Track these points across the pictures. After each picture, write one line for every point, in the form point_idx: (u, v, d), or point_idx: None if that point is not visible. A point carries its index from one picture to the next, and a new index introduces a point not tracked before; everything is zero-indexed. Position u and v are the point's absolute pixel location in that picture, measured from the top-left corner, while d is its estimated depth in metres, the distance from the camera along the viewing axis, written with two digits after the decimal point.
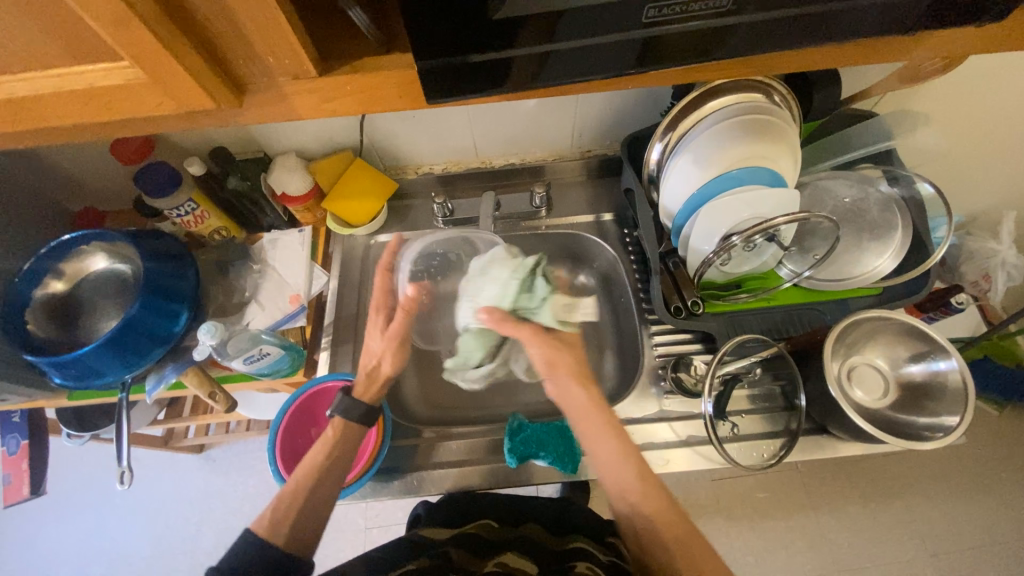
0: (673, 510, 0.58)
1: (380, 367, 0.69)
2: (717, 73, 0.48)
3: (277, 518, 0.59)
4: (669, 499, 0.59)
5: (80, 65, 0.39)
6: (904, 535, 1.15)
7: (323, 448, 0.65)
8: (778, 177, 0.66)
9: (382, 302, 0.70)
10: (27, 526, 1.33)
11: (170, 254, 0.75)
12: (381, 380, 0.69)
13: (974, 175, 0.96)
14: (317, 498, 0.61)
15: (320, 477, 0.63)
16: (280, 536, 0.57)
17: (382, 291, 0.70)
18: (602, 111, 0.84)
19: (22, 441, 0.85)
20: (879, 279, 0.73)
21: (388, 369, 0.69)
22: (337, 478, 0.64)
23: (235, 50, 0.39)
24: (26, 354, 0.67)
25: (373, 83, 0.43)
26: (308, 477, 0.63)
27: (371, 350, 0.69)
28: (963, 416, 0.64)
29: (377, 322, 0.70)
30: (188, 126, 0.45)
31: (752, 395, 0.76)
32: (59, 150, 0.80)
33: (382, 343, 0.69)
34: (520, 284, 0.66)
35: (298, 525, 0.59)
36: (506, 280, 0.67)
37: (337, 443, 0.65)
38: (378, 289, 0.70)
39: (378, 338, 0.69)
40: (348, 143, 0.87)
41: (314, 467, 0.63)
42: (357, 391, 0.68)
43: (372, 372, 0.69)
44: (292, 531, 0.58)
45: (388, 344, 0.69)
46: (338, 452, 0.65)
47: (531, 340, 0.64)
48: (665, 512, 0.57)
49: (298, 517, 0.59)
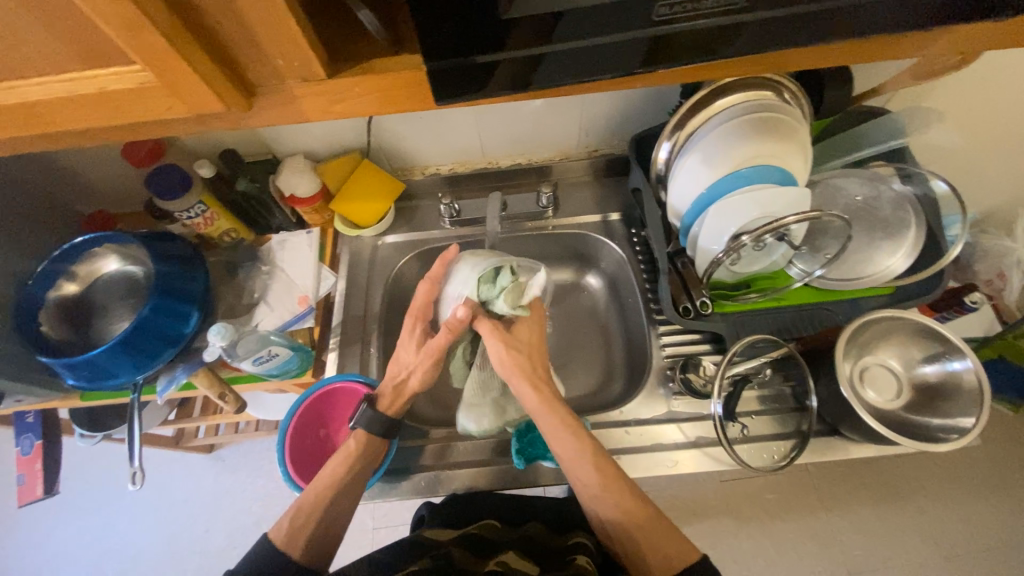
0: (635, 500, 0.61)
1: (409, 380, 0.70)
2: (727, 71, 0.47)
3: (295, 526, 0.60)
4: (631, 489, 0.62)
5: (92, 69, 0.39)
6: (918, 537, 1.14)
7: (344, 459, 0.65)
8: (789, 176, 0.65)
9: (421, 312, 0.73)
10: (41, 524, 1.35)
11: (180, 256, 0.76)
12: (406, 395, 0.70)
13: (987, 173, 0.95)
14: (337, 509, 0.63)
15: (338, 487, 0.64)
16: (297, 545, 0.59)
17: (423, 300, 0.73)
18: (609, 111, 0.84)
19: (36, 441, 0.86)
20: (891, 279, 0.72)
21: (414, 385, 0.70)
22: (355, 489, 0.65)
23: (246, 53, 0.39)
24: (40, 356, 0.68)
25: (383, 85, 0.43)
26: (328, 487, 0.64)
27: (403, 361, 0.71)
28: (978, 416, 0.63)
29: (413, 333, 0.72)
30: (199, 129, 0.46)
31: (761, 396, 0.75)
32: (72, 154, 0.81)
33: (414, 355, 0.71)
34: (483, 276, 0.71)
35: (316, 536, 0.60)
36: (471, 275, 0.72)
37: (358, 455, 0.66)
38: (421, 296, 0.73)
39: (412, 349, 0.71)
40: (355, 144, 0.88)
41: (333, 478, 0.64)
42: (382, 404, 0.69)
43: (400, 385, 0.70)
44: (309, 541, 0.60)
45: (420, 360, 0.70)
46: (358, 463, 0.66)
47: (490, 334, 0.70)
48: (625, 502, 0.61)
49: (317, 526, 0.61)
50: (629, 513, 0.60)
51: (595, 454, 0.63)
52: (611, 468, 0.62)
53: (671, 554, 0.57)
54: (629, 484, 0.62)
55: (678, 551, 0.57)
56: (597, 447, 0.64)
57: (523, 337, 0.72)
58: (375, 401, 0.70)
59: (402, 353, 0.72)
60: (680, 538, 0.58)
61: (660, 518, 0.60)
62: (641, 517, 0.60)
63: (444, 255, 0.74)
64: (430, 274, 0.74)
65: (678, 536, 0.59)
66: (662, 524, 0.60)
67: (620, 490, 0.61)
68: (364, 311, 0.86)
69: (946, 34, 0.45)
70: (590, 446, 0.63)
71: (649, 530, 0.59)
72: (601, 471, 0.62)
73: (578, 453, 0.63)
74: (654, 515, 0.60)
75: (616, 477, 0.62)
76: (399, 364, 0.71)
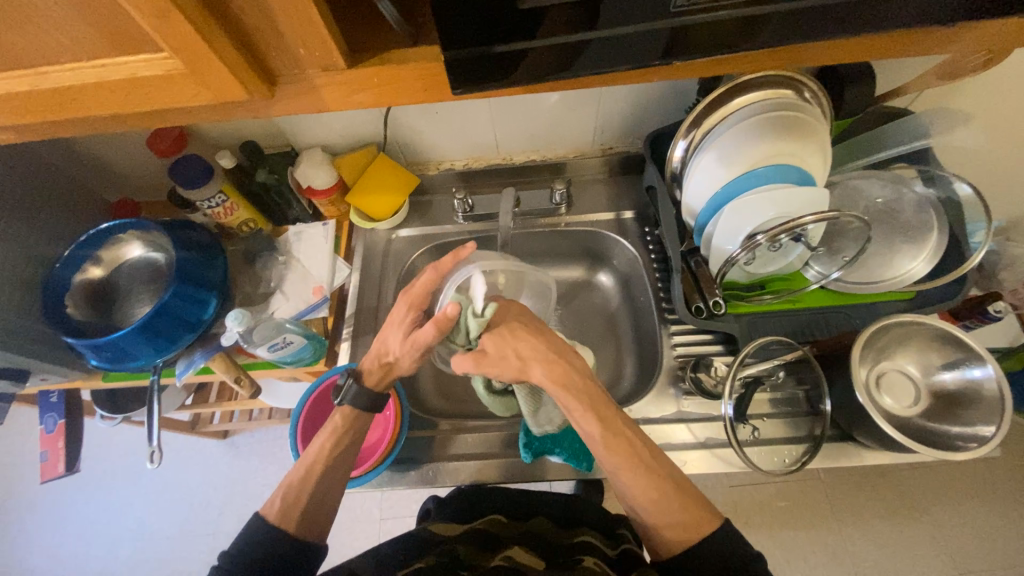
0: (652, 478, 0.58)
1: (396, 364, 0.68)
2: (748, 64, 0.47)
3: (287, 503, 0.61)
4: (656, 459, 0.60)
5: (123, 56, 0.40)
6: (933, 550, 1.11)
7: (332, 435, 0.65)
8: (806, 175, 0.64)
9: (418, 301, 0.68)
10: (62, 503, 1.40)
11: (200, 244, 0.77)
12: (394, 374, 0.69)
13: (1016, 177, 0.92)
14: (325, 485, 0.63)
15: (325, 460, 0.64)
16: (291, 522, 0.59)
17: (423, 289, 0.67)
18: (624, 107, 0.84)
19: (59, 420, 0.89)
20: (912, 283, 0.71)
21: (403, 369, 0.68)
22: (345, 459, 0.65)
23: (269, 42, 0.41)
24: (65, 336, 0.70)
25: (399, 75, 0.44)
26: (315, 462, 0.64)
27: (390, 345, 0.68)
28: (999, 426, 0.61)
29: (405, 319, 0.68)
30: (221, 117, 0.47)
31: (774, 399, 0.74)
32: (99, 141, 0.83)
33: (401, 342, 0.66)
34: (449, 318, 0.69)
35: (311, 507, 0.61)
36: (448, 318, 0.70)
37: (346, 432, 0.66)
38: (421, 284, 0.67)
39: (400, 335, 0.67)
40: (371, 138, 0.89)
41: (321, 453, 0.64)
42: (369, 380, 0.68)
43: (388, 365, 0.68)
44: (304, 515, 0.61)
45: (406, 347, 0.66)
46: (346, 438, 0.66)
47: (477, 364, 0.62)
48: (641, 480, 0.58)
49: (311, 499, 0.61)
50: (645, 489, 0.58)
51: (613, 427, 0.60)
52: (629, 444, 0.60)
53: (682, 527, 0.56)
54: (651, 459, 0.60)
55: (696, 519, 0.57)
56: (625, 416, 0.62)
57: (506, 331, 0.65)
58: (362, 377, 0.69)
59: (390, 338, 0.68)
60: (703, 508, 0.58)
61: (678, 494, 0.58)
62: (659, 495, 0.57)
63: (457, 251, 0.66)
64: (437, 263, 0.68)
65: (703, 506, 0.58)
66: (682, 497, 0.58)
67: (637, 467, 0.59)
68: (376, 303, 0.88)
69: (973, 30, 0.44)
70: (611, 419, 0.60)
71: (667, 506, 0.57)
72: (620, 447, 0.59)
73: (596, 431, 0.59)
74: (670, 491, 0.58)
75: (632, 454, 0.59)
76: (387, 344, 0.68)
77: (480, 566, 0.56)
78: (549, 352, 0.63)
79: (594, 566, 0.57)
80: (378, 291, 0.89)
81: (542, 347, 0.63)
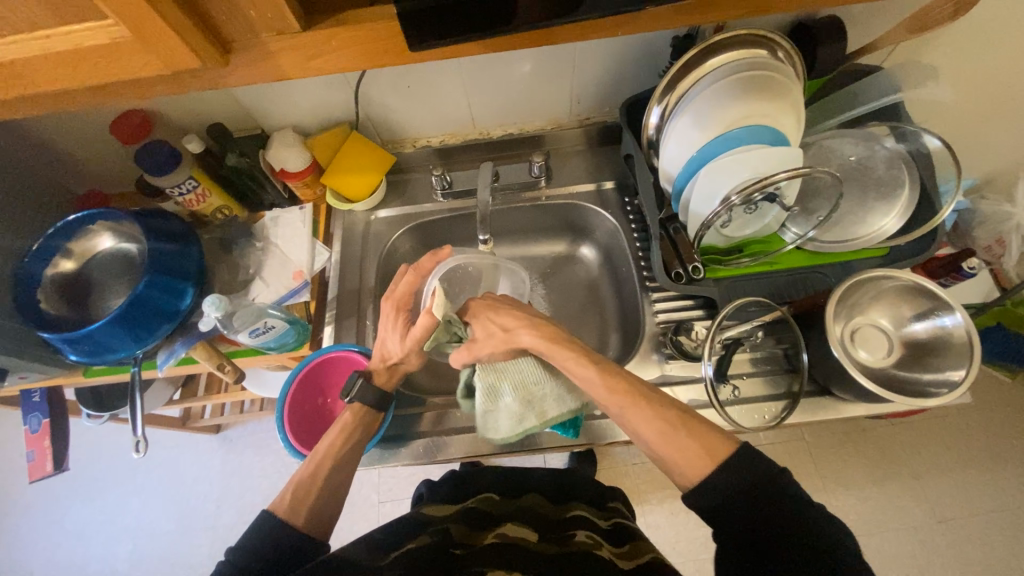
0: (654, 411, 0.56)
1: (403, 363, 0.71)
2: (730, 8, 0.46)
3: (298, 495, 0.59)
4: (656, 394, 0.58)
5: (66, 24, 0.39)
6: (914, 503, 1.16)
7: (341, 433, 0.66)
8: (781, 135, 0.64)
9: (403, 302, 0.70)
10: (55, 506, 1.39)
11: (174, 234, 0.75)
12: (401, 373, 0.72)
13: (982, 132, 0.94)
14: (337, 476, 0.62)
15: (337, 457, 0.63)
16: (299, 519, 0.57)
17: (406, 290, 0.70)
18: (600, 75, 0.82)
19: (43, 419, 0.88)
20: (885, 238, 0.72)
21: (409, 366, 0.71)
22: (356, 455, 0.65)
23: (218, 6, 0.39)
24: (39, 330, 0.68)
25: (357, 35, 0.43)
26: (327, 456, 0.63)
27: (390, 347, 0.70)
28: (969, 369, 0.63)
29: (400, 320, 0.70)
30: (178, 89, 0.46)
31: (753, 358, 0.76)
32: (61, 130, 0.80)
33: (400, 345, 0.69)
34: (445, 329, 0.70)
35: (316, 507, 0.59)
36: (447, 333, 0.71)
37: (355, 426, 0.67)
38: (405, 285, 0.70)
39: (397, 337, 0.69)
40: (344, 116, 0.87)
41: (332, 449, 0.64)
42: (379, 380, 0.70)
43: (395, 366, 0.71)
44: (313, 510, 0.58)
45: (407, 345, 0.68)
46: (355, 436, 0.66)
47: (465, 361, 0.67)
48: (650, 417, 0.56)
49: (321, 494, 0.60)
50: (650, 423, 0.56)
51: (610, 370, 0.59)
52: (625, 382, 0.58)
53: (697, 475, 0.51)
54: (653, 396, 0.57)
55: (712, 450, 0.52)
56: (605, 363, 0.60)
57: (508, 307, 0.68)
58: (371, 376, 0.70)
59: (389, 340, 0.70)
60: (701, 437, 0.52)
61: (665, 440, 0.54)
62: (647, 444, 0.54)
63: (437, 252, 0.71)
64: (418, 265, 0.71)
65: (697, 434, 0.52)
66: (681, 429, 0.54)
67: (641, 404, 0.56)
68: (358, 284, 0.87)
69: None
70: (608, 363, 0.60)
71: (674, 438, 0.54)
72: (618, 388, 0.58)
73: (592, 376, 0.58)
74: (675, 423, 0.55)
75: (627, 388, 0.58)
76: (387, 347, 0.70)
77: (472, 546, 0.56)
78: (538, 324, 0.64)
79: (587, 539, 0.59)
80: (360, 272, 0.88)
81: (520, 315, 0.67)
